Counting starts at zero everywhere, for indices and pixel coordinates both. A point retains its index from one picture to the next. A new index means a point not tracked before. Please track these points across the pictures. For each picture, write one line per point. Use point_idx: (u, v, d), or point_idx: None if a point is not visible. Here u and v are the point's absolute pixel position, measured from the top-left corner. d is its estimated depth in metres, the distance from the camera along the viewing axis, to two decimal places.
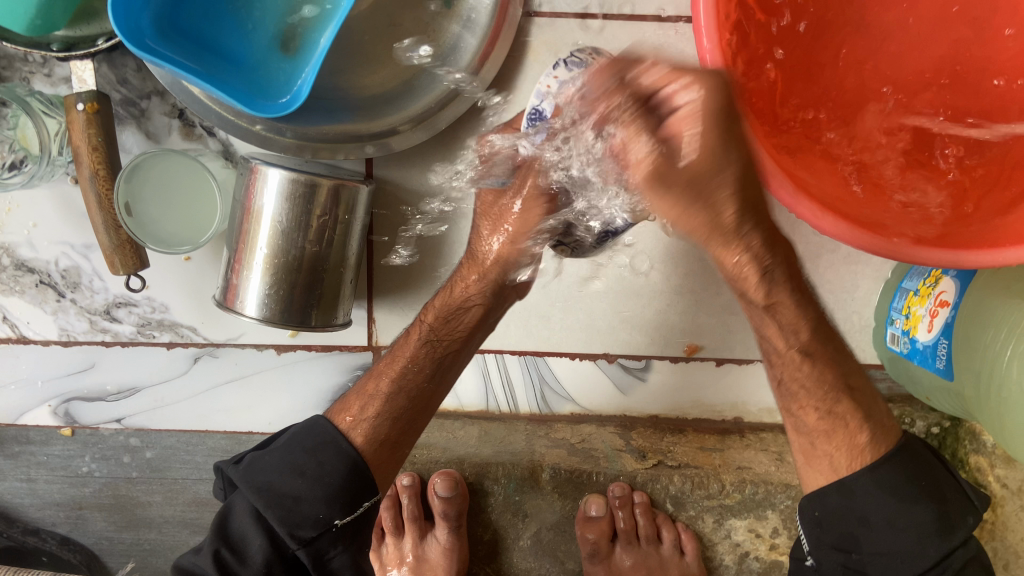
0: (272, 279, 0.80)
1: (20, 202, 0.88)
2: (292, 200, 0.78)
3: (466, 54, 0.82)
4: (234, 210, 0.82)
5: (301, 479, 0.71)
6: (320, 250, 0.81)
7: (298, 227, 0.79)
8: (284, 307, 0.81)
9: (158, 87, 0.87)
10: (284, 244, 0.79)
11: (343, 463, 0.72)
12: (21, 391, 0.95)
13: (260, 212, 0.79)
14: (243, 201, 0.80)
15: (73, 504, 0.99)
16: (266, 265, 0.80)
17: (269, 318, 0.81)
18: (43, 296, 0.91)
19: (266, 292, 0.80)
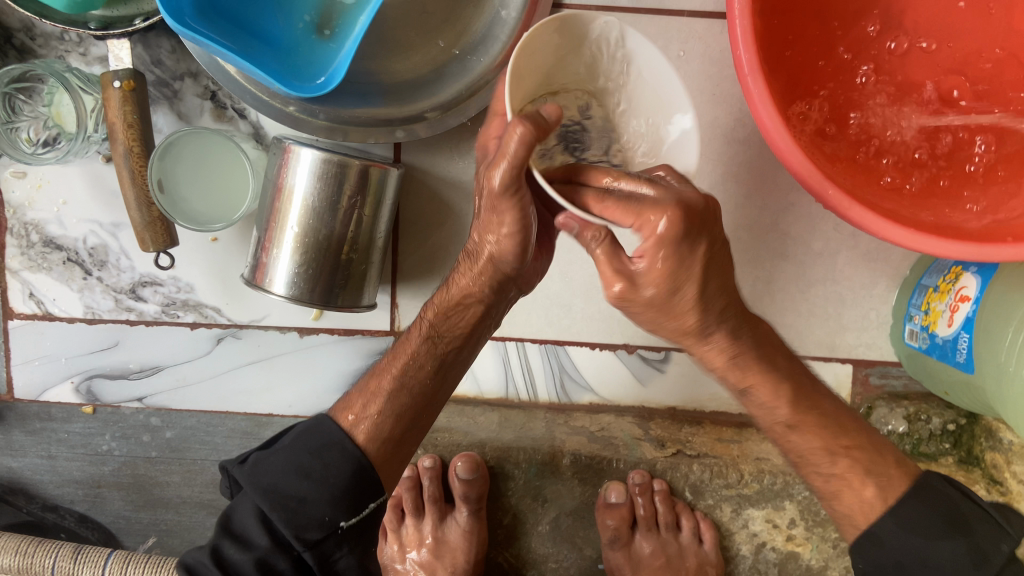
0: (302, 257, 0.81)
1: (51, 178, 0.90)
2: (324, 179, 0.79)
3: (498, 43, 0.83)
4: (265, 189, 0.83)
5: (308, 482, 0.68)
6: (349, 229, 0.82)
7: (329, 206, 0.80)
8: (312, 287, 0.82)
9: (191, 68, 0.88)
10: (315, 224, 0.80)
11: (349, 464, 0.70)
12: (44, 368, 0.96)
13: (292, 191, 0.80)
14: (275, 180, 0.81)
15: (91, 483, 1.00)
16: (295, 244, 0.81)
17: (297, 297, 0.82)
18: (70, 273, 0.92)
19: (295, 270, 0.81)
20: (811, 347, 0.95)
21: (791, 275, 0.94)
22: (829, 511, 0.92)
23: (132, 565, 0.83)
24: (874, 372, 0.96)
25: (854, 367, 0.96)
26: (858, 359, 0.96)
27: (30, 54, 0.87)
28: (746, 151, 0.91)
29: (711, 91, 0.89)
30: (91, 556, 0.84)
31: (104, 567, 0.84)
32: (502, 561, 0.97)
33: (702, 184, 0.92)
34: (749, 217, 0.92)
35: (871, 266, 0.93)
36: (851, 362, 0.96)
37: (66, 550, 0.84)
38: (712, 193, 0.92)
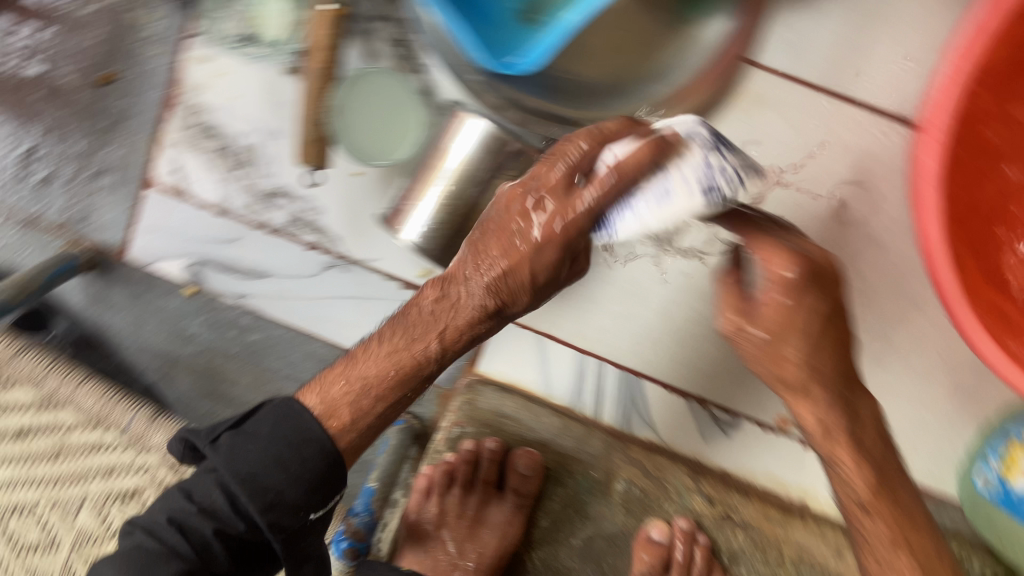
0: (439, 216, 0.84)
1: (231, 71, 0.94)
2: (485, 152, 0.84)
3: (681, 75, 0.86)
4: (428, 145, 0.88)
5: (278, 467, 0.66)
6: (489, 204, 0.85)
7: (480, 179, 0.84)
8: (441, 246, 0.86)
9: (392, 14, 0.92)
10: (463, 189, 0.84)
11: (319, 449, 0.67)
12: (165, 240, 1.00)
13: (449, 152, 0.84)
14: (438, 140, 0.86)
15: (168, 358, 1.04)
16: (438, 202, 0.84)
17: (425, 249, 0.86)
18: (218, 163, 0.97)
19: (429, 224, 0.85)
20: None
21: (881, 384, 0.95)
22: None
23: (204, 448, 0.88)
24: (932, 504, 0.96)
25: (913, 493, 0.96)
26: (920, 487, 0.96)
27: None
28: (880, 253, 0.93)
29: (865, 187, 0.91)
30: (166, 424, 0.88)
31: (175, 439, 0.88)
32: (528, 561, 1.00)
33: None
34: (861, 317, 0.94)
35: (963, 400, 0.94)
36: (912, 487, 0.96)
37: (144, 411, 0.89)
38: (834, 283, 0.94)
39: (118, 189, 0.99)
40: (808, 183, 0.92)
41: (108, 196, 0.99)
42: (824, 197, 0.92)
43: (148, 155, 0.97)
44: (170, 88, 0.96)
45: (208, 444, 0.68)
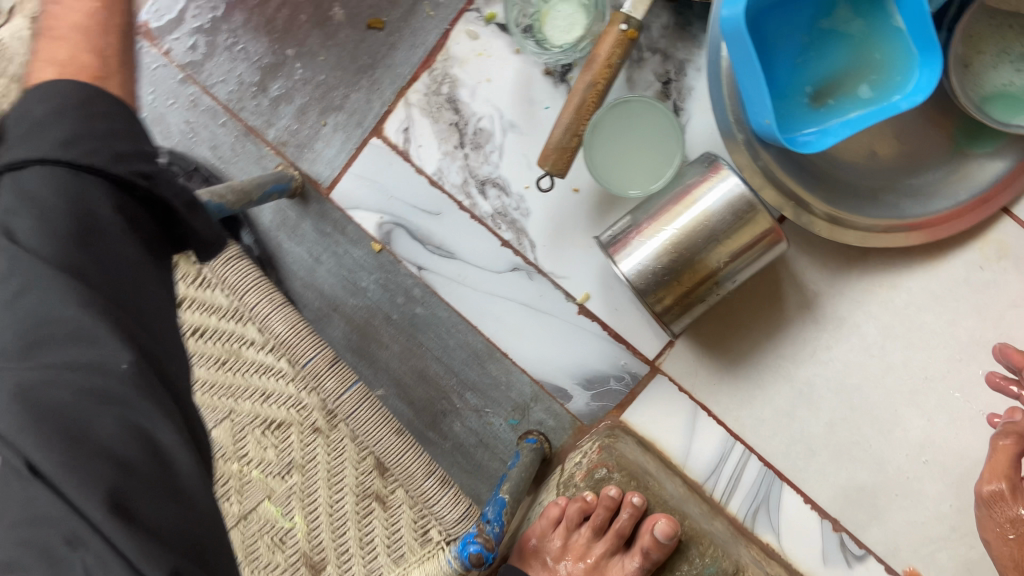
0: (664, 259, 0.82)
1: (493, 55, 0.95)
2: (732, 212, 0.81)
3: (938, 204, 0.87)
4: (670, 185, 0.86)
5: (70, 386, 0.44)
6: (716, 265, 0.83)
7: (715, 236, 0.82)
8: (654, 289, 0.84)
9: (669, 51, 0.92)
10: (697, 241, 0.82)
11: (125, 415, 0.45)
12: (370, 191, 1.00)
13: (696, 201, 0.82)
14: (684, 185, 0.84)
15: (331, 302, 1.02)
16: (667, 244, 0.82)
17: (637, 285, 0.83)
18: (448, 136, 0.97)
19: (650, 263, 0.83)
20: None
21: None
22: None
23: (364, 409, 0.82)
24: None
25: None
26: None
27: None
28: None
29: None
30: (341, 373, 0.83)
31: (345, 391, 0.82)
32: None
33: None
34: None
35: None
36: None
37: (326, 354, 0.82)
38: None
39: (346, 129, 0.99)
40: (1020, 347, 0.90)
41: (334, 132, 1.00)
42: None
43: (387, 107, 0.98)
44: (431, 51, 0.97)
45: None
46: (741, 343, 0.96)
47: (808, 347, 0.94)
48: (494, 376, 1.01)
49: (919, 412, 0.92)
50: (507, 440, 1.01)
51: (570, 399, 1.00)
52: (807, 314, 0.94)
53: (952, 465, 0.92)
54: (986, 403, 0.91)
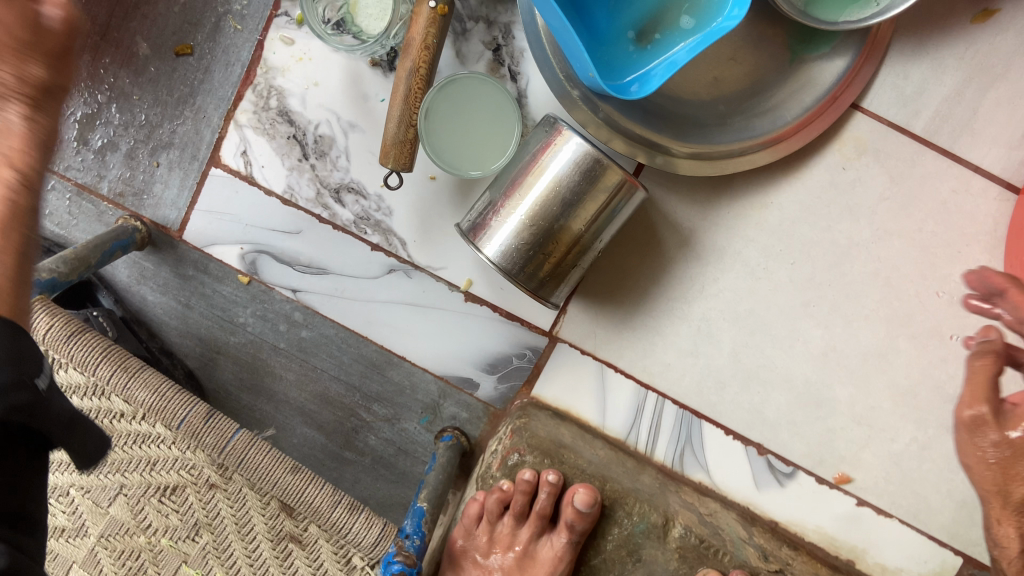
0: (525, 234, 0.80)
1: (314, 57, 0.91)
2: (582, 172, 0.79)
3: (788, 116, 0.85)
4: (518, 157, 0.83)
5: None
6: (579, 228, 0.81)
7: (570, 201, 0.80)
8: (522, 265, 0.81)
9: (492, 16, 0.88)
10: (554, 210, 0.80)
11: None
12: (223, 224, 0.96)
13: (544, 168, 0.80)
14: (530, 156, 0.82)
15: (212, 345, 0.99)
16: (525, 219, 0.80)
17: (504, 266, 0.81)
18: (289, 150, 0.93)
19: (512, 242, 0.81)
20: (932, 526, 0.95)
21: (948, 450, 0.93)
22: None
23: (256, 450, 0.79)
24: None
25: (963, 563, 0.95)
26: (971, 557, 0.95)
27: None
28: (963, 318, 0.90)
29: (957, 248, 0.89)
30: (222, 423, 0.79)
31: (229, 441, 0.79)
32: None
33: (906, 329, 0.91)
34: (934, 380, 0.92)
35: None
36: (962, 557, 0.95)
37: (202, 409, 0.79)
38: (911, 342, 0.91)
39: (182, 164, 0.95)
40: (898, 238, 0.90)
41: (170, 171, 0.95)
42: (912, 255, 0.90)
43: (219, 134, 0.94)
44: (250, 66, 0.92)
45: None
46: (631, 294, 0.94)
47: (697, 283, 0.93)
48: (396, 381, 0.98)
49: (815, 322, 0.92)
50: (424, 442, 0.99)
51: (477, 387, 0.97)
52: (688, 251, 0.93)
53: (855, 365, 0.93)
54: (876, 299, 0.91)
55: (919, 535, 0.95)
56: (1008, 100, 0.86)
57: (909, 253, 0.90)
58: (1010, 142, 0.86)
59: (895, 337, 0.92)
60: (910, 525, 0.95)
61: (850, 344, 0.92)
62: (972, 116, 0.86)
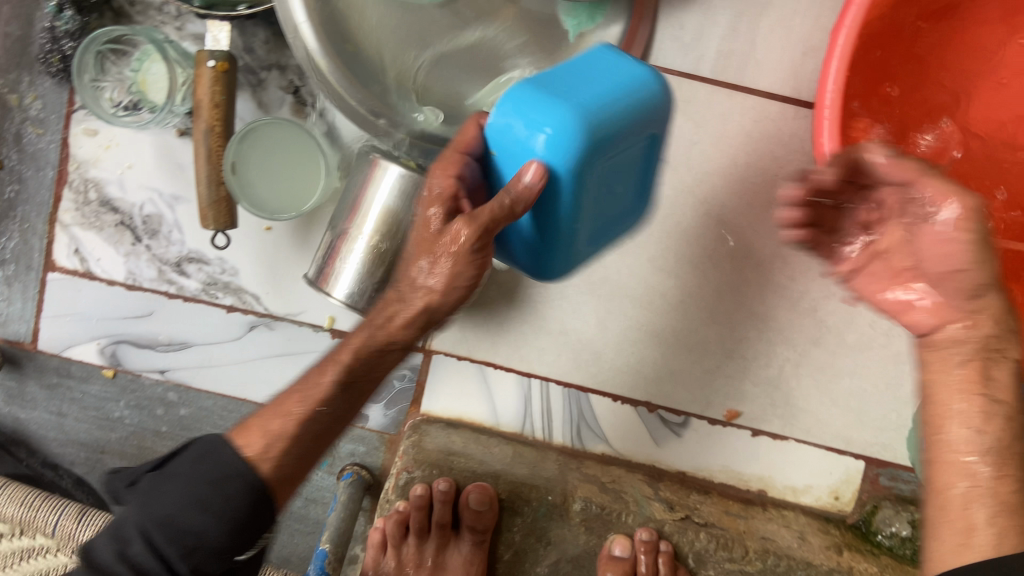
0: (367, 266, 0.82)
1: (121, 142, 0.91)
2: (406, 196, 0.80)
3: None
4: (347, 195, 0.84)
5: (203, 515, 0.60)
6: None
7: (402, 227, 0.81)
8: (371, 296, 0.83)
9: (281, 61, 0.90)
10: (390, 239, 0.82)
11: (246, 492, 0.61)
12: (74, 325, 0.96)
13: (372, 201, 0.81)
14: (356, 192, 0.82)
15: (96, 447, 1.00)
16: (364, 253, 0.82)
17: (354, 303, 0.83)
18: (120, 237, 0.93)
19: (358, 279, 0.82)
20: (828, 437, 0.96)
21: (821, 362, 0.95)
22: None
23: None
24: (884, 473, 0.97)
25: (866, 465, 0.97)
26: (871, 457, 0.97)
27: (126, 19, 0.89)
28: None
29: (773, 172, 0.93)
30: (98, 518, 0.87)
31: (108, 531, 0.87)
32: None
33: (749, 259, 0.95)
34: (789, 298, 0.94)
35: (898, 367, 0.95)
36: (863, 460, 0.97)
37: (73, 508, 0.87)
38: (756, 270, 0.95)
39: (20, 277, 0.95)
40: (718, 177, 0.93)
41: (10, 287, 0.96)
42: (735, 189, 0.93)
43: (48, 238, 0.94)
44: (60, 166, 0.92)
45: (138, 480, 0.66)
46: (490, 294, 0.95)
47: None
48: None
49: (664, 274, 0.95)
50: (329, 485, 1.00)
51: (367, 419, 0.98)
52: None
53: (711, 302, 0.96)
54: (713, 239, 0.94)
55: (820, 449, 0.97)
56: (782, 24, 0.90)
57: (732, 188, 0.93)
58: (794, 62, 0.90)
59: (740, 270, 0.95)
60: (808, 442, 0.97)
61: (703, 286, 0.95)
62: (753, 47, 0.90)
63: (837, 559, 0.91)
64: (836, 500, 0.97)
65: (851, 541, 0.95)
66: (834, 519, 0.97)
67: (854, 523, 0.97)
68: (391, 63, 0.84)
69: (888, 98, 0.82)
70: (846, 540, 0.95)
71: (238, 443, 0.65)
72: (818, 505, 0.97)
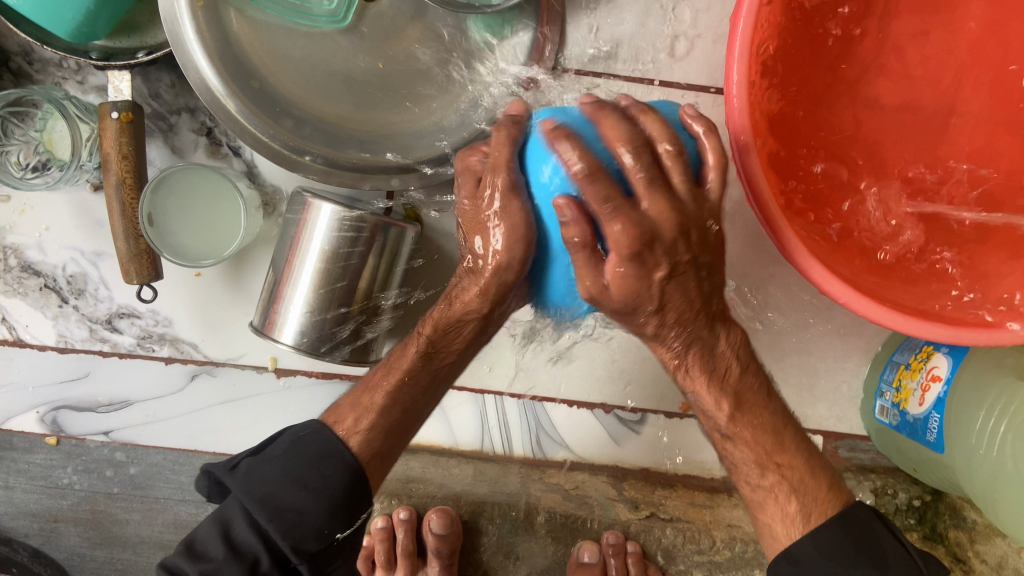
0: (311, 307, 0.80)
1: (36, 205, 0.88)
2: (340, 234, 0.78)
3: (499, 98, 0.86)
4: (283, 240, 0.82)
5: (305, 491, 0.63)
6: (367, 284, 0.81)
7: (343, 264, 0.79)
8: (317, 336, 0.81)
9: (189, 104, 0.88)
10: (332, 277, 0.80)
11: (346, 473, 0.66)
12: (10, 395, 0.93)
13: (309, 247, 0.79)
14: (292, 234, 0.80)
15: (48, 516, 0.97)
16: (310, 295, 0.80)
17: (305, 346, 0.81)
18: (46, 300, 0.90)
19: (306, 321, 0.80)
20: None
21: (767, 343, 0.95)
22: None
23: None
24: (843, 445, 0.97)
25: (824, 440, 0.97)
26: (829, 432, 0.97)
27: (26, 78, 0.87)
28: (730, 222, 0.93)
29: None
30: None
31: None
32: None
33: None
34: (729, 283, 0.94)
35: (844, 341, 0.95)
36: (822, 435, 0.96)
37: None
38: None
39: None
40: None
41: None
42: None
43: None
44: None
45: (227, 471, 0.67)
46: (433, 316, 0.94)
47: None
48: None
49: None
50: None
51: None
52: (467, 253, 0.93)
53: None
54: None
55: None
56: (690, 14, 0.89)
57: None
58: (706, 52, 0.90)
59: None
60: None
61: None
62: (664, 40, 0.89)
63: None
64: None
65: None
66: None
67: None
68: (300, 95, 0.84)
69: (819, 93, 0.81)
70: None
71: (336, 428, 0.69)
72: None
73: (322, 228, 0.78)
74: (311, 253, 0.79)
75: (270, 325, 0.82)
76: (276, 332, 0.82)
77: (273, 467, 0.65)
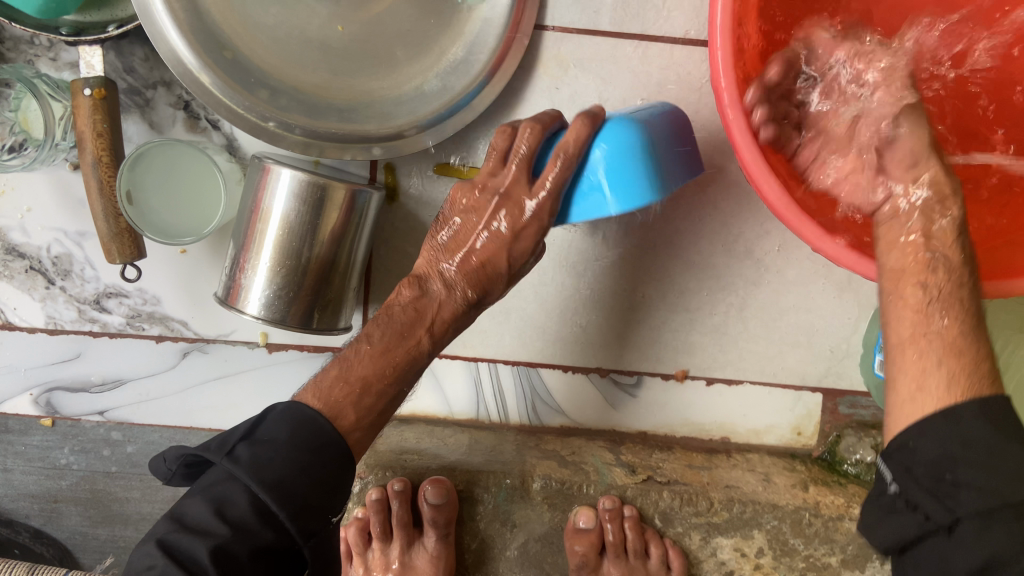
0: (278, 280, 0.79)
1: (16, 184, 0.87)
2: (303, 201, 0.77)
3: (478, 61, 0.83)
4: (240, 211, 0.81)
5: (308, 477, 0.63)
6: (329, 253, 0.80)
7: (306, 231, 0.78)
8: (289, 308, 0.80)
9: (165, 77, 0.86)
10: (295, 246, 0.78)
11: (343, 459, 0.67)
12: (2, 378, 0.93)
13: (269, 213, 0.78)
14: (251, 203, 0.79)
15: (48, 497, 0.98)
16: (272, 265, 0.79)
17: (271, 317, 0.79)
18: (32, 282, 0.90)
19: (267, 291, 0.79)
20: (780, 375, 0.95)
21: (766, 301, 0.92)
22: (798, 541, 0.90)
23: None
24: (842, 402, 0.96)
25: (823, 397, 0.95)
26: (828, 389, 0.95)
27: None
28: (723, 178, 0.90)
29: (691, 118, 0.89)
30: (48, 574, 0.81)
31: None
32: None
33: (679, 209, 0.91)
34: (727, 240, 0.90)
35: (842, 297, 0.92)
36: (820, 392, 0.95)
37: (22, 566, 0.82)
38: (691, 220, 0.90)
39: None
40: None
41: None
42: None
43: None
44: None
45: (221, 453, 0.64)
46: None
47: None
48: None
49: None
50: None
51: None
52: None
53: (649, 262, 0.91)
54: None
55: (773, 388, 0.95)
56: None
57: None
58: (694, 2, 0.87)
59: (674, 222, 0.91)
60: (761, 382, 0.95)
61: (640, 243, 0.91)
62: None
63: (803, 497, 0.89)
64: (799, 435, 0.97)
65: (817, 475, 0.95)
66: (800, 455, 0.97)
67: (820, 456, 0.97)
68: (275, 65, 0.81)
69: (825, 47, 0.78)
70: (814, 474, 0.94)
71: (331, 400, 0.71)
72: (782, 443, 0.97)
73: (281, 192, 0.77)
74: (273, 218, 0.78)
75: (235, 296, 0.81)
76: (240, 303, 0.80)
77: (278, 449, 0.63)
